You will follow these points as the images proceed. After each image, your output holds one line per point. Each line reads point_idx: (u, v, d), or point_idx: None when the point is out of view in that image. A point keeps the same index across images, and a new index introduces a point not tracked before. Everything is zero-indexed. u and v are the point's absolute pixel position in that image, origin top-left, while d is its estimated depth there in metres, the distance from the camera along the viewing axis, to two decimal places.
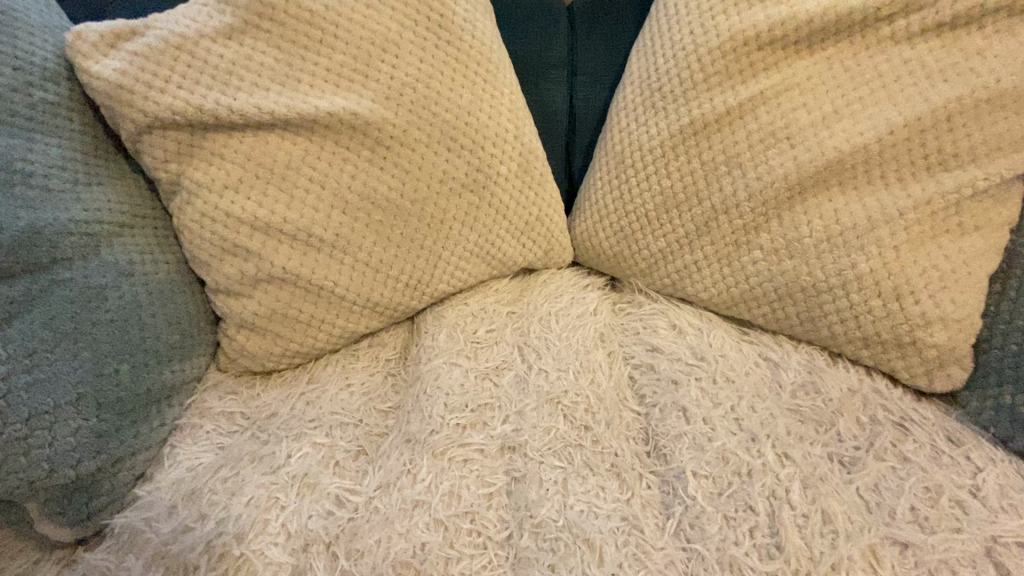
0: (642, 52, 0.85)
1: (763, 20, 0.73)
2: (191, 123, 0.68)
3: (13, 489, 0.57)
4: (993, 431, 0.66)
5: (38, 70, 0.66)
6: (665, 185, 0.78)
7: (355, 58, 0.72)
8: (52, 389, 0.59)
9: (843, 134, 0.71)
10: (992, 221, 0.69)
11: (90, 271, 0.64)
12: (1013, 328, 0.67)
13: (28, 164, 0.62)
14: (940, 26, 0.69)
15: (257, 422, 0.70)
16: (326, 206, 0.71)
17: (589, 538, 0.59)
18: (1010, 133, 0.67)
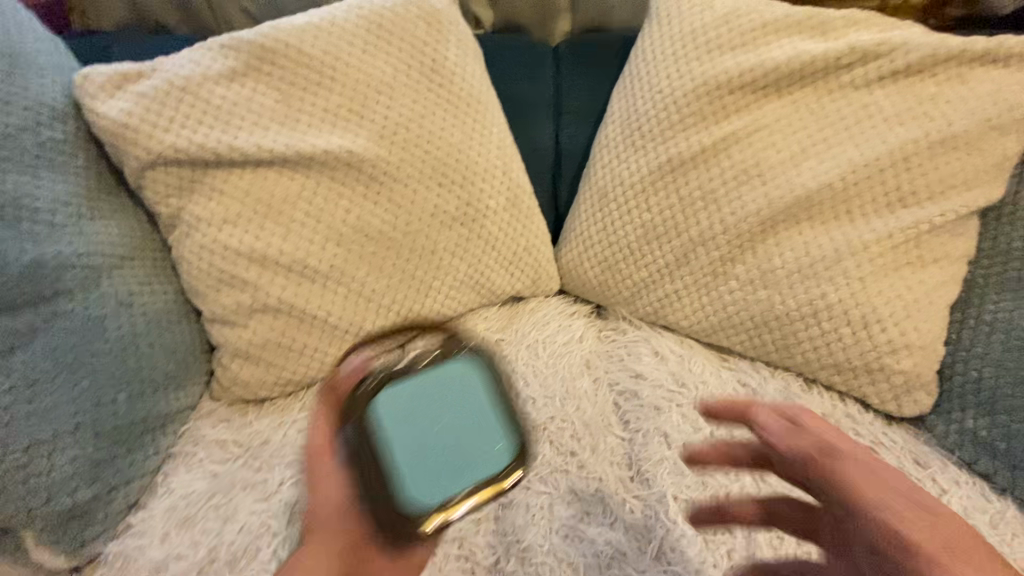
0: (622, 94, 0.90)
1: (733, 67, 0.79)
2: (193, 160, 0.71)
3: (11, 518, 0.59)
4: (958, 454, 0.71)
5: (47, 110, 0.69)
6: (646, 219, 0.82)
7: (352, 99, 0.76)
8: (52, 419, 0.61)
9: (810, 172, 0.75)
10: (951, 254, 0.73)
11: (91, 303, 0.66)
12: (973, 355, 0.71)
13: (33, 201, 0.65)
14: (895, 74, 0.75)
15: (251, 450, 0.71)
16: (321, 239, 0.74)
17: (573, 561, 0.63)
18: (963, 172, 0.72)
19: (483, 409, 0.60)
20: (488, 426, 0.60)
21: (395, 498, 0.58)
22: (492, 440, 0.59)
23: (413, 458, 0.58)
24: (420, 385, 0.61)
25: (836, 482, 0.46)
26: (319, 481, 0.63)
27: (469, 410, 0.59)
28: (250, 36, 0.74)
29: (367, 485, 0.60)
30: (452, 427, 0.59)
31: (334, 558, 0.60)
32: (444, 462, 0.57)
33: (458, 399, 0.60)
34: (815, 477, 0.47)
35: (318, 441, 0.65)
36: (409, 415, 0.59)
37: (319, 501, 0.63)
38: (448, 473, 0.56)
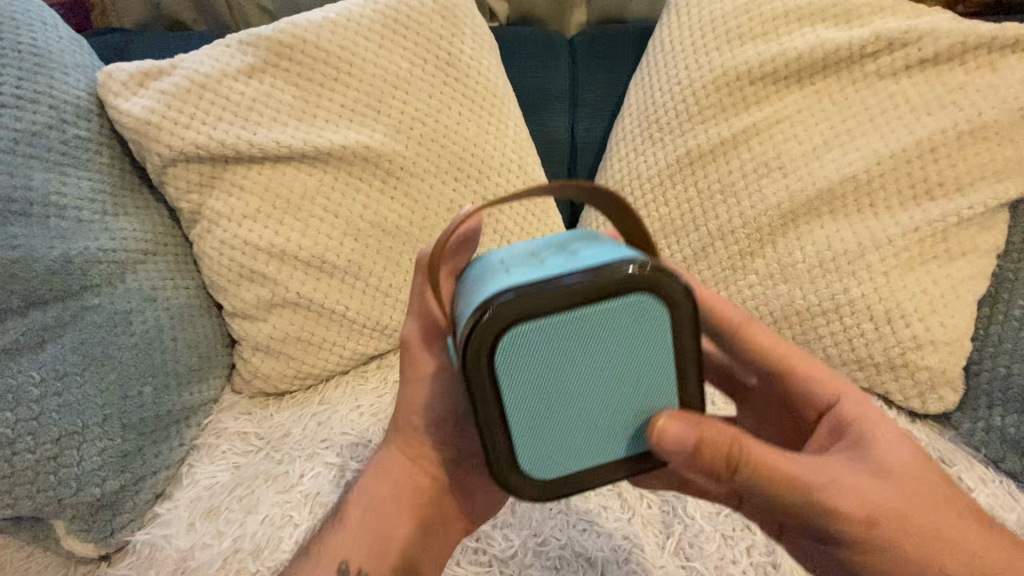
0: (639, 86, 0.89)
1: (754, 58, 0.78)
2: (214, 156, 0.72)
3: (43, 506, 0.61)
4: (985, 452, 0.69)
5: (72, 108, 0.70)
6: (664, 213, 0.81)
7: (369, 94, 0.76)
8: (81, 411, 0.63)
9: (832, 164, 0.74)
10: (979, 247, 0.71)
11: (116, 297, 0.68)
12: (1002, 351, 0.69)
13: (60, 198, 0.67)
14: (923, 63, 0.73)
15: (272, 442, 0.72)
16: (339, 234, 0.75)
17: (591, 555, 0.62)
18: (993, 163, 0.70)
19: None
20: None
21: (501, 446, 0.40)
22: (669, 384, 0.41)
23: (535, 407, 0.39)
24: (590, 334, 0.38)
25: (758, 478, 0.41)
26: (429, 396, 0.59)
27: (664, 373, 0.40)
28: (268, 32, 0.74)
29: (416, 456, 0.62)
30: (644, 365, 0.40)
31: (377, 533, 0.59)
32: (587, 425, 0.40)
33: (662, 346, 0.40)
34: (727, 474, 0.41)
35: (413, 359, 0.58)
36: (555, 350, 0.38)
37: (415, 416, 0.60)
38: (599, 430, 0.40)
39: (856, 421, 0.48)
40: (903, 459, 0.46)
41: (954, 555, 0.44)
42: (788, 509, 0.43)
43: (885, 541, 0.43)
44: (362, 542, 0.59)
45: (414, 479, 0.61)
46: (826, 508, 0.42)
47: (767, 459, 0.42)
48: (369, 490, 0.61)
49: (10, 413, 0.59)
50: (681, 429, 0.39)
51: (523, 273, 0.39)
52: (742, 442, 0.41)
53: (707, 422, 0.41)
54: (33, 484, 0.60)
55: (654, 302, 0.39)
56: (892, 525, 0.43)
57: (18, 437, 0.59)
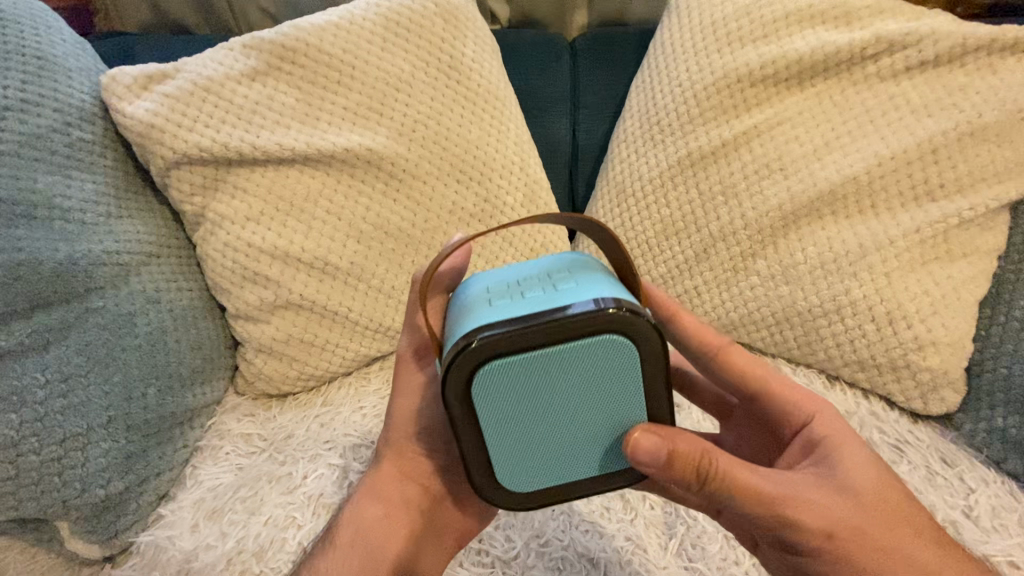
0: (641, 88, 0.89)
1: (755, 60, 0.78)
2: (217, 159, 0.72)
3: (48, 508, 0.61)
4: (987, 453, 0.69)
5: (76, 111, 0.71)
6: (665, 214, 0.82)
7: (371, 96, 0.77)
8: (85, 412, 0.63)
9: (834, 166, 0.74)
10: (980, 248, 0.72)
11: (120, 299, 0.68)
12: (1003, 352, 0.69)
13: (65, 200, 0.67)
14: (923, 64, 0.73)
15: (275, 443, 0.72)
16: (342, 236, 0.75)
17: (593, 556, 0.62)
18: (993, 165, 0.70)
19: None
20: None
21: (475, 456, 0.46)
22: (635, 407, 0.45)
23: (510, 423, 0.44)
24: (571, 360, 0.42)
25: (725, 490, 0.44)
26: (420, 405, 0.61)
27: (632, 398, 0.44)
28: (271, 35, 0.75)
29: (406, 471, 0.63)
30: (608, 395, 0.44)
31: (368, 551, 0.59)
32: (564, 436, 0.45)
33: (628, 378, 0.43)
34: (694, 487, 0.44)
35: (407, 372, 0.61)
36: (529, 379, 0.42)
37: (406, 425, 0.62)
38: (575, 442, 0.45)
39: (827, 438, 0.51)
40: (864, 478, 0.49)
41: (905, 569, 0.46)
42: (751, 518, 0.45)
43: (839, 555, 0.46)
44: (351, 562, 0.58)
45: (404, 491, 0.63)
46: (785, 520, 0.45)
47: (735, 474, 0.44)
48: (359, 504, 0.62)
49: (15, 415, 0.60)
50: (651, 445, 0.42)
51: (504, 305, 0.43)
52: (710, 456, 0.44)
53: (678, 438, 0.43)
54: (37, 486, 0.60)
55: (623, 338, 0.42)
56: (845, 532, 0.46)
57: (23, 439, 0.60)
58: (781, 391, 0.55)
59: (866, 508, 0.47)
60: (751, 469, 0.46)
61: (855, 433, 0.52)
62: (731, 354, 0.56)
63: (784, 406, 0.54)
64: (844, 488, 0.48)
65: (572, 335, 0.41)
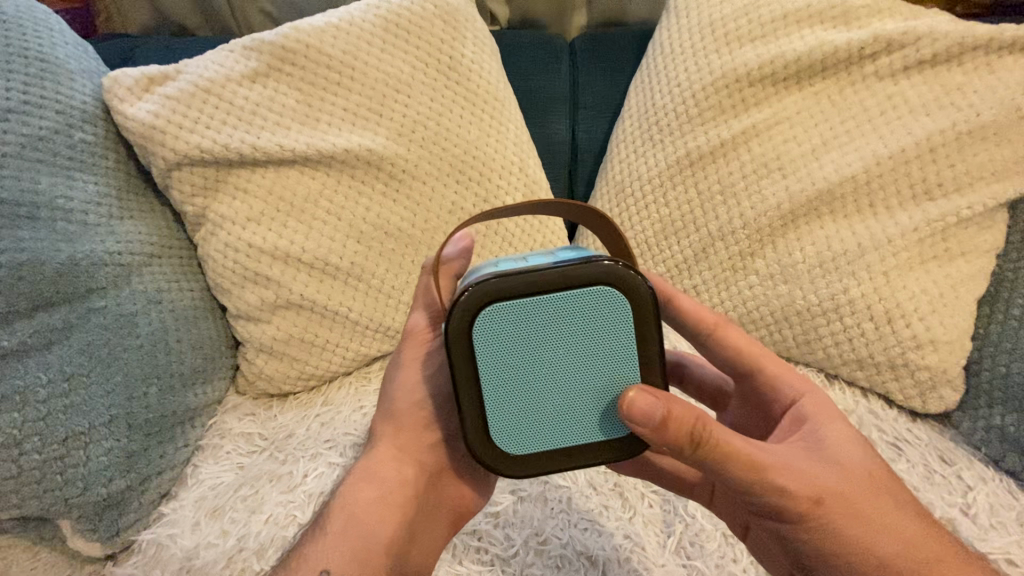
0: (640, 88, 0.89)
1: (753, 59, 0.78)
2: (218, 160, 0.72)
3: (50, 506, 0.62)
4: (985, 451, 0.69)
5: (78, 113, 0.71)
6: (664, 214, 0.82)
7: (371, 97, 0.77)
8: (87, 411, 0.63)
9: (832, 165, 0.74)
10: (979, 247, 0.72)
11: (122, 300, 0.69)
12: (1001, 350, 0.69)
13: (67, 201, 0.67)
14: (921, 64, 0.73)
15: (276, 442, 0.72)
16: (342, 236, 0.75)
17: (592, 555, 0.62)
18: (992, 163, 0.71)
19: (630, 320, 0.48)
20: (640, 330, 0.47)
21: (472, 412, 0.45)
22: (631, 365, 0.44)
23: (505, 377, 0.44)
24: (562, 312, 0.43)
25: (717, 456, 0.42)
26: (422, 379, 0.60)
27: (624, 355, 0.44)
28: (272, 37, 0.75)
29: (406, 448, 0.60)
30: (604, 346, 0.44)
31: (365, 534, 0.56)
32: (558, 396, 0.44)
33: (623, 330, 0.44)
34: (684, 454, 0.42)
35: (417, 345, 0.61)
36: (521, 332, 0.44)
37: (406, 401, 0.60)
38: (567, 404, 0.45)
39: (816, 415, 0.51)
40: (847, 449, 0.49)
41: (889, 542, 0.46)
42: (742, 487, 0.44)
43: (828, 523, 0.45)
44: (342, 550, 0.55)
45: (402, 472, 0.59)
46: (776, 487, 0.44)
47: (727, 439, 0.43)
48: (353, 485, 0.59)
49: (18, 414, 0.60)
50: (645, 404, 0.41)
51: (502, 266, 0.46)
52: (706, 422, 0.42)
53: (671, 399, 0.42)
54: (39, 484, 0.61)
55: (613, 291, 0.44)
56: (834, 502, 0.46)
57: (25, 438, 0.60)
58: (772, 368, 0.55)
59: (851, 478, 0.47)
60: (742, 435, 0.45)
61: (837, 409, 0.52)
62: (720, 334, 0.57)
63: (769, 383, 0.55)
64: (829, 458, 0.48)
65: (569, 283, 0.43)
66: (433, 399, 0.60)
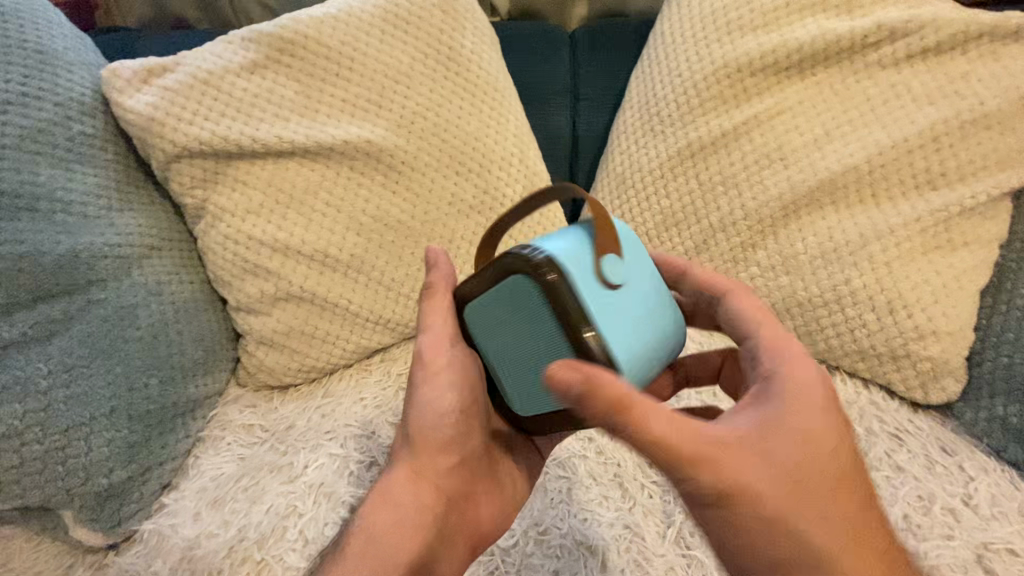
0: (640, 79, 0.89)
1: (754, 49, 0.78)
2: (216, 152, 0.72)
3: (52, 496, 0.62)
4: (987, 441, 0.69)
5: (76, 105, 0.71)
6: (665, 205, 0.81)
7: (370, 89, 0.77)
8: (88, 402, 0.64)
9: (834, 155, 0.74)
10: (981, 237, 0.71)
11: (122, 292, 0.69)
12: (1004, 341, 0.69)
13: (66, 193, 0.67)
14: (925, 52, 0.73)
15: (276, 434, 0.72)
16: (342, 228, 0.75)
17: (591, 544, 0.63)
18: (995, 152, 0.70)
19: (647, 309, 0.50)
20: (653, 319, 0.49)
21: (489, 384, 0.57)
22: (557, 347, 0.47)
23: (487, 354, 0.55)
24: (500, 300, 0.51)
25: (637, 433, 0.41)
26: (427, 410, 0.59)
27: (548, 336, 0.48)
28: (270, 28, 0.75)
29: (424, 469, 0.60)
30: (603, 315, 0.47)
31: (385, 558, 0.56)
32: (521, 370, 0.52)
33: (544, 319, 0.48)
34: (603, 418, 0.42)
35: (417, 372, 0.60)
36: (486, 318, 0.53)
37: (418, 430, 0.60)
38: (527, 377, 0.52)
39: (789, 403, 0.46)
40: (794, 427, 0.45)
41: (813, 548, 0.43)
42: (659, 462, 0.42)
43: (748, 507, 0.43)
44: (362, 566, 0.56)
45: (420, 492, 0.60)
46: (695, 469, 0.42)
47: (651, 418, 0.41)
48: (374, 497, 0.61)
49: (19, 404, 0.60)
50: (564, 375, 0.42)
51: None
52: (626, 400, 0.41)
53: (588, 371, 0.41)
54: (41, 474, 0.61)
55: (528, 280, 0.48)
56: (763, 498, 0.43)
57: (26, 428, 0.60)
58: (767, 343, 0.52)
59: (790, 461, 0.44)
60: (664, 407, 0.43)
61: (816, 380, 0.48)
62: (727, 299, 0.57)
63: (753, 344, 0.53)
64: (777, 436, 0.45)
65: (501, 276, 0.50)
66: (448, 426, 0.60)
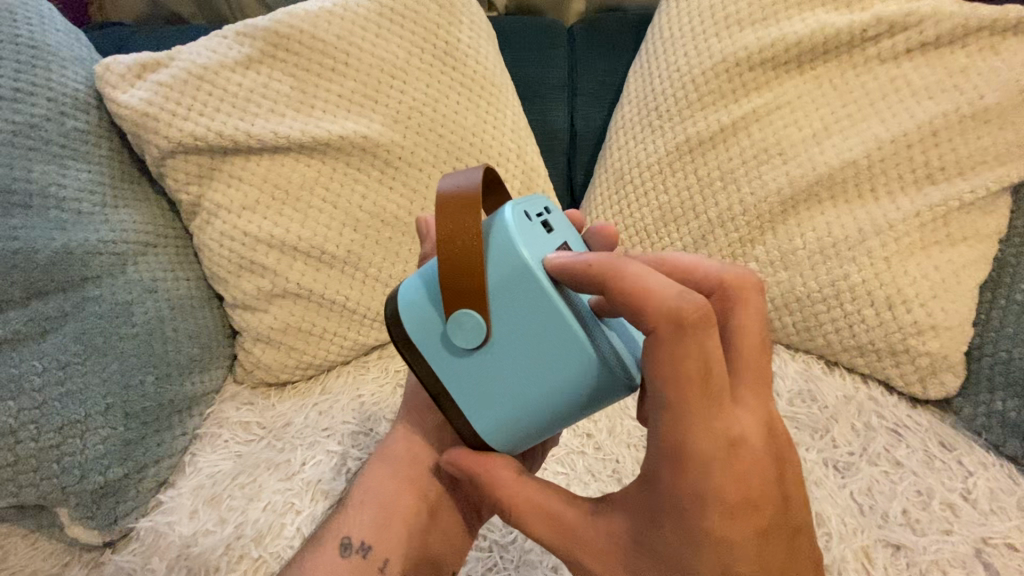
0: (638, 73, 0.88)
1: (753, 43, 0.77)
2: (212, 147, 0.72)
3: (47, 494, 0.62)
4: (986, 437, 0.69)
5: (70, 101, 0.71)
6: (663, 201, 0.81)
7: (366, 84, 0.76)
8: (83, 400, 0.63)
9: (833, 150, 0.73)
10: (980, 232, 0.71)
11: (117, 289, 0.68)
12: (1003, 336, 0.69)
13: (60, 189, 0.67)
14: (924, 46, 0.72)
15: (274, 431, 0.72)
16: (338, 224, 0.75)
17: None
18: (995, 147, 0.70)
19: (517, 370, 0.43)
20: (522, 379, 0.43)
21: None
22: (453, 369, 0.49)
23: None
24: None
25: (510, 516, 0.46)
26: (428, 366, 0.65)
27: None
28: (265, 22, 0.74)
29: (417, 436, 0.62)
30: (455, 371, 0.45)
31: (384, 505, 0.58)
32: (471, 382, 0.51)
33: None
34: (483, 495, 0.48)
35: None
36: None
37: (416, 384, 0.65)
38: None
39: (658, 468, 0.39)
40: (682, 522, 0.38)
41: None
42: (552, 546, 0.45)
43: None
44: (363, 516, 0.58)
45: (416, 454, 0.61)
46: (572, 555, 0.44)
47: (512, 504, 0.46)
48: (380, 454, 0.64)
49: (13, 402, 0.60)
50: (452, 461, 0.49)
51: None
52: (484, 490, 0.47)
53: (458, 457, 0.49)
54: (36, 472, 0.61)
55: None
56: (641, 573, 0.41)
57: (21, 426, 0.60)
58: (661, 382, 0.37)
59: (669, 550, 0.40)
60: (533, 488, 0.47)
61: (709, 454, 0.37)
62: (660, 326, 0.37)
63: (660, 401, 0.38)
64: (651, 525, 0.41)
65: None
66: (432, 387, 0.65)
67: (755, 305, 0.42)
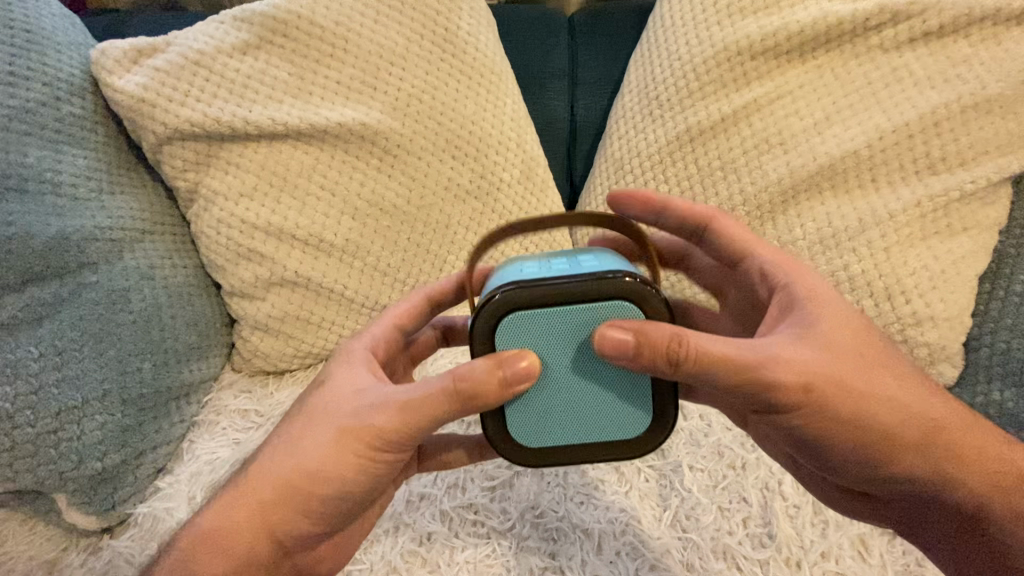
0: (640, 63, 0.87)
1: (755, 31, 0.77)
2: (209, 134, 0.71)
3: (45, 479, 0.62)
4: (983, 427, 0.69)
5: (65, 86, 0.70)
6: (664, 190, 0.80)
7: (364, 70, 0.76)
8: (81, 385, 0.63)
9: (834, 140, 0.73)
10: (981, 222, 0.70)
11: (114, 275, 0.68)
12: (1002, 327, 0.69)
13: (56, 174, 0.67)
14: (927, 35, 0.72)
15: (272, 419, 0.72)
16: (336, 213, 0.74)
17: (587, 527, 0.63)
18: (997, 137, 0.69)
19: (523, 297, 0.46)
20: None
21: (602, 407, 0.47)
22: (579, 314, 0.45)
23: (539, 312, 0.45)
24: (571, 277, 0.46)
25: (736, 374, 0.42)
26: (347, 483, 0.47)
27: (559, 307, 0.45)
28: (262, 8, 0.74)
29: (301, 500, 0.48)
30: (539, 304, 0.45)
31: (236, 545, 0.48)
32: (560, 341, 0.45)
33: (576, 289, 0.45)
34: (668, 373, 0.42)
35: (359, 445, 0.46)
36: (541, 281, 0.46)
37: (320, 489, 0.47)
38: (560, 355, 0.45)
39: (808, 299, 0.48)
40: (838, 344, 0.46)
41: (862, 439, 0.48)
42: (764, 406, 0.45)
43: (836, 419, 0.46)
44: (215, 559, 0.48)
45: (302, 518, 0.49)
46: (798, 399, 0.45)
47: (713, 346, 0.42)
48: (226, 489, 0.51)
49: (10, 387, 0.60)
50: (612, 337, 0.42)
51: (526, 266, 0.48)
52: (681, 339, 0.41)
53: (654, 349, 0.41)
54: (34, 458, 0.61)
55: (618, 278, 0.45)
56: (829, 386, 0.45)
57: (18, 411, 0.60)
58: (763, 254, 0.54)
59: (862, 360, 0.47)
60: (748, 348, 0.43)
61: (845, 299, 0.50)
62: (708, 231, 0.58)
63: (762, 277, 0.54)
64: (849, 350, 0.47)
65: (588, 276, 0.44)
66: (343, 467, 0.47)
67: (729, 222, 0.58)
